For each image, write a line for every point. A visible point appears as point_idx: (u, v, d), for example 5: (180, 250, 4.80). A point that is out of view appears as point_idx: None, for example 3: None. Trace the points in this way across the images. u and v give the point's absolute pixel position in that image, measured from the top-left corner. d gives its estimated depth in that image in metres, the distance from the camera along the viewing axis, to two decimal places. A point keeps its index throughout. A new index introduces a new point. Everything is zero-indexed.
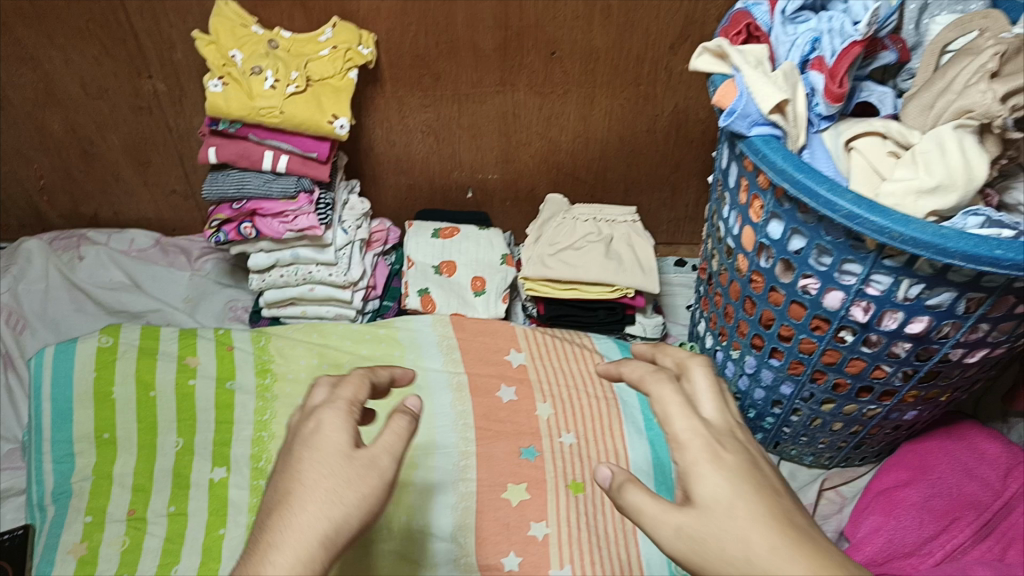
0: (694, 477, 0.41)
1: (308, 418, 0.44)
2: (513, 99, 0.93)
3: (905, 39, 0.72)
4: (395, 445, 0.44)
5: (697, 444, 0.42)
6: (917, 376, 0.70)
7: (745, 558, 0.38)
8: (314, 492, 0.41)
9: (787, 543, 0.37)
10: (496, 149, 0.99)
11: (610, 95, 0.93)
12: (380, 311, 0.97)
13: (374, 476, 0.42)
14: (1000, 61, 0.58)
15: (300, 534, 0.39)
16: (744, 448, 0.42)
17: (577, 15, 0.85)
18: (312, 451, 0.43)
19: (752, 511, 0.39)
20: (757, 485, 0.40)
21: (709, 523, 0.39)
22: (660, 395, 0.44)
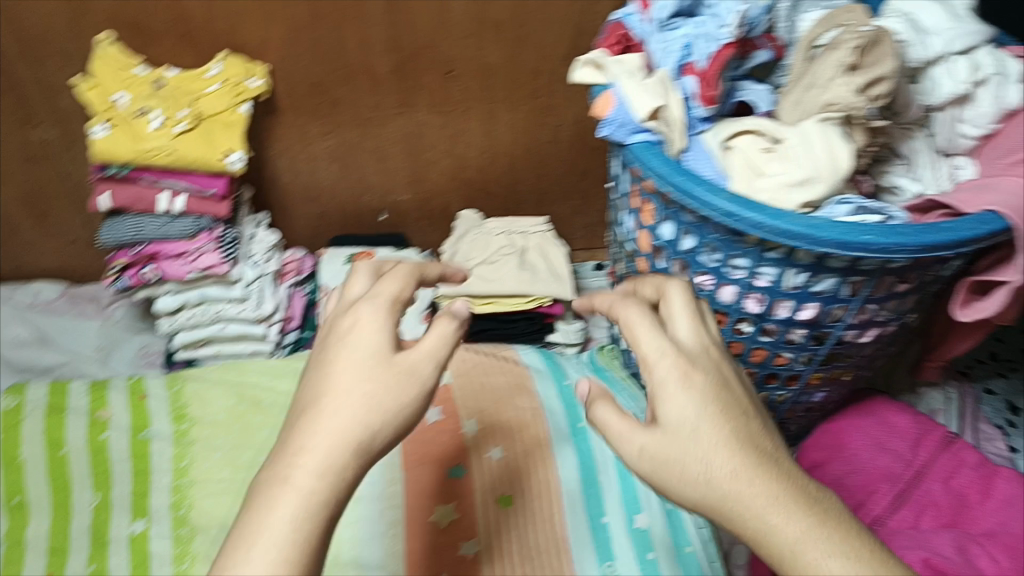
0: (662, 400, 0.46)
1: (349, 314, 0.49)
2: (416, 119, 0.93)
3: (780, 37, 0.74)
4: (434, 349, 0.48)
5: (669, 365, 0.47)
6: (817, 359, 0.73)
7: (707, 479, 0.44)
8: (344, 401, 0.45)
9: (746, 467, 0.44)
10: (404, 170, 0.97)
11: (511, 109, 0.94)
12: (301, 343, 0.95)
13: (414, 383, 0.46)
14: (858, 54, 0.61)
15: (329, 437, 0.44)
16: (715, 368, 0.47)
17: (468, 34, 0.86)
18: (353, 348, 0.47)
19: (718, 436, 0.45)
20: (723, 405, 0.46)
21: (673, 443, 0.45)
22: (629, 318, 0.49)
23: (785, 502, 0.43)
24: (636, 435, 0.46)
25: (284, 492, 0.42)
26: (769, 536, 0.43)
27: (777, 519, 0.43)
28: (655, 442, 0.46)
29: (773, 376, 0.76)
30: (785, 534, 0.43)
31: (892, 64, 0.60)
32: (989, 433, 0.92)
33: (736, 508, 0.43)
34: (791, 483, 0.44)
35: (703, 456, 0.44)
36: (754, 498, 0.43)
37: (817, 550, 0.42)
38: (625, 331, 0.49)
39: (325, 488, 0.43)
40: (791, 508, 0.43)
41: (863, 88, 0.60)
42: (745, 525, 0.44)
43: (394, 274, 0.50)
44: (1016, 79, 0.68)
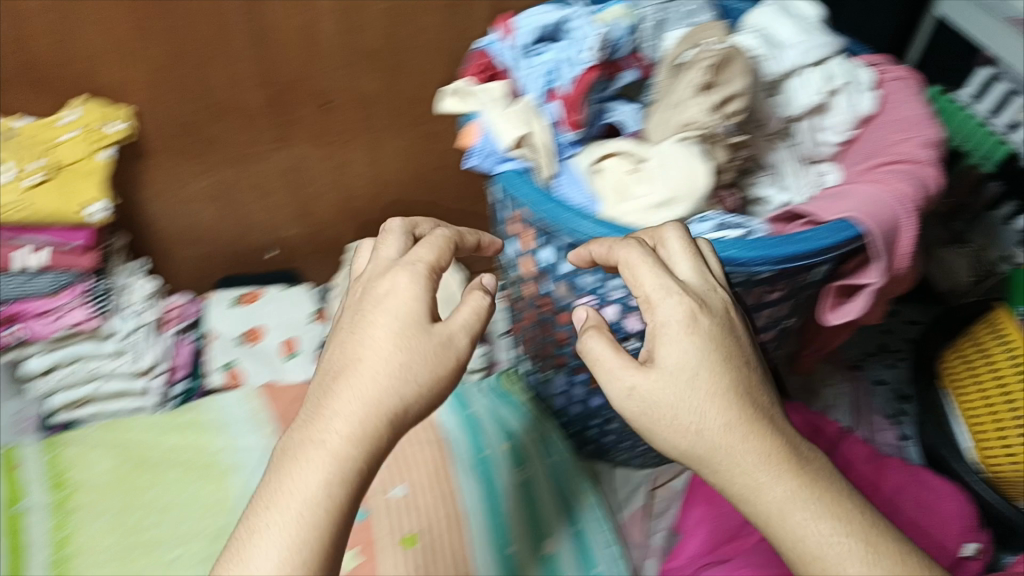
0: (665, 341, 0.48)
1: (384, 280, 0.51)
2: (296, 153, 0.90)
3: (647, 56, 0.75)
4: (469, 322, 0.51)
5: (682, 309, 0.48)
6: None
7: (702, 428, 0.46)
8: (378, 366, 0.47)
9: (740, 421, 0.47)
10: (289, 206, 0.94)
11: (396, 137, 0.92)
12: (189, 393, 0.91)
13: (449, 353, 0.49)
14: (711, 73, 0.62)
15: (361, 405, 0.46)
16: (720, 316, 0.50)
17: (342, 64, 0.84)
18: (388, 313, 0.49)
19: (718, 386, 0.47)
20: (723, 353, 0.48)
21: (673, 385, 0.47)
22: (628, 258, 0.51)
23: (776, 463, 0.47)
24: (628, 373, 0.48)
25: (308, 462, 0.45)
26: (757, 494, 0.46)
27: (766, 478, 0.46)
28: (646, 383, 0.47)
29: None
30: (773, 492, 0.46)
31: (742, 81, 0.61)
32: (880, 425, 0.96)
33: (728, 463, 0.46)
34: (780, 439, 0.47)
35: (698, 408, 0.46)
36: (747, 454, 0.46)
37: (803, 512, 0.46)
38: (626, 273, 0.51)
39: (355, 456, 0.45)
40: (782, 469, 0.46)
41: (717, 105, 0.61)
42: (733, 481, 0.47)
43: (429, 242, 0.52)
44: (869, 86, 0.70)
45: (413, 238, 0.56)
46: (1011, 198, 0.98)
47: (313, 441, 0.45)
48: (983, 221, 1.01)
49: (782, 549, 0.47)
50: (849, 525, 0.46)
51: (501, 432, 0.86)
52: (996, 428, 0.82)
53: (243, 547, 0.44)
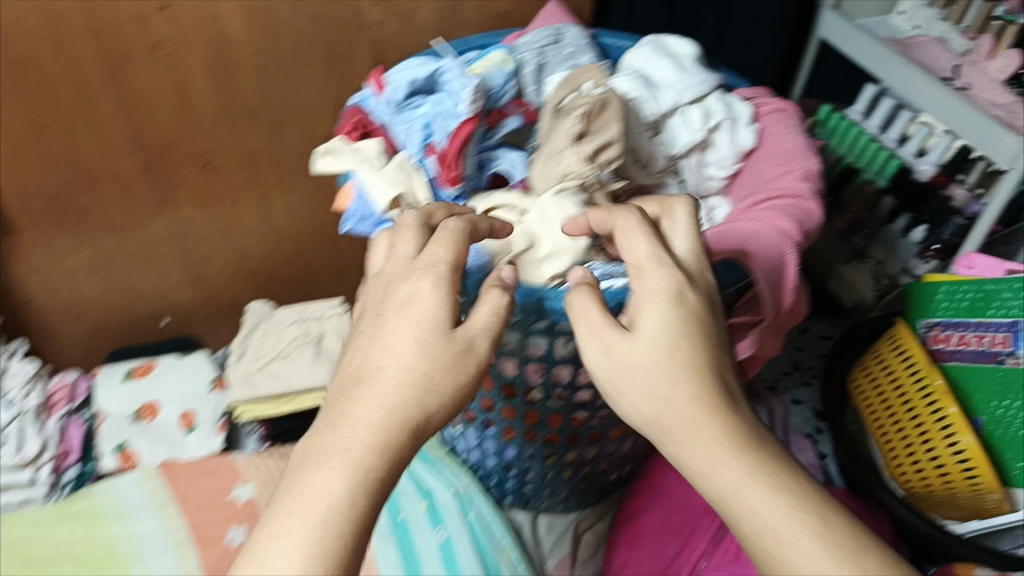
0: (648, 310, 0.45)
1: (404, 284, 0.45)
2: (179, 217, 0.86)
3: (531, 101, 0.75)
4: (490, 324, 0.45)
5: (671, 279, 0.46)
6: (609, 415, 0.73)
7: (669, 400, 0.43)
8: (398, 375, 0.41)
9: (706, 395, 0.43)
10: (179, 270, 0.90)
11: (286, 192, 0.89)
12: (83, 478, 0.86)
13: (471, 362, 0.43)
14: (585, 121, 0.62)
15: (382, 412, 0.40)
16: (707, 293, 0.47)
17: (219, 123, 0.80)
18: (411, 320, 0.43)
19: (694, 357, 0.44)
20: (705, 327, 0.45)
21: (647, 351, 0.44)
22: (626, 225, 0.49)
23: (737, 439, 0.42)
24: (606, 333, 0.45)
25: (317, 471, 0.39)
26: (713, 468, 0.42)
27: (723, 452, 0.42)
28: (625, 345, 0.45)
29: (576, 436, 0.75)
30: (729, 468, 0.42)
31: (615, 126, 0.61)
32: (801, 444, 0.94)
33: (692, 435, 0.43)
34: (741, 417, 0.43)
35: (671, 376, 0.43)
36: (706, 427, 0.42)
37: (759, 489, 0.41)
38: (621, 239, 0.49)
39: (378, 466, 0.39)
40: (740, 446, 0.42)
41: (592, 152, 0.60)
42: (695, 454, 0.42)
43: (446, 239, 0.46)
44: (747, 121, 0.71)
45: (430, 231, 0.49)
46: (906, 210, 1.00)
47: (333, 449, 0.39)
48: (883, 235, 1.03)
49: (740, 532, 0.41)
50: (818, 515, 0.40)
51: (418, 491, 0.85)
52: (903, 444, 0.83)
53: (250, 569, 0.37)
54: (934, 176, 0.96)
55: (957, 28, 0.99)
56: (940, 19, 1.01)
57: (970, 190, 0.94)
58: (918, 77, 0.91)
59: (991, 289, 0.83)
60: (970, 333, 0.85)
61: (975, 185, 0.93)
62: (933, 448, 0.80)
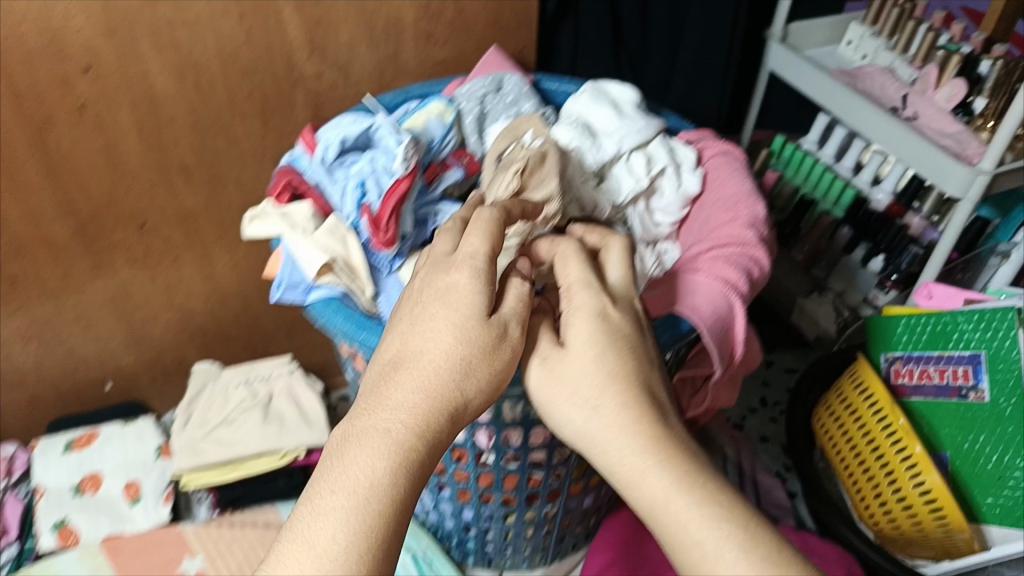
0: (575, 322, 0.47)
1: (441, 274, 0.45)
2: (117, 279, 0.82)
3: (473, 151, 0.74)
4: (519, 310, 0.46)
5: (591, 297, 0.47)
6: (566, 472, 0.70)
7: (595, 407, 0.43)
8: (436, 359, 0.42)
9: (624, 406, 0.43)
10: (119, 333, 0.86)
11: (229, 248, 0.86)
12: (23, 556, 0.81)
13: (506, 348, 0.44)
14: (521, 178, 0.60)
15: (425, 394, 0.41)
16: (634, 312, 0.48)
17: (153, 182, 0.77)
18: (449, 306, 0.44)
19: (621, 366, 0.44)
20: (631, 343, 0.46)
21: (568, 362, 0.46)
22: (563, 252, 0.51)
23: (661, 451, 0.42)
24: (542, 348, 0.47)
25: (361, 445, 0.39)
26: (642, 479, 0.42)
27: (649, 465, 0.42)
28: (556, 355, 0.47)
29: (532, 495, 0.72)
30: (655, 476, 0.41)
31: (554, 181, 0.59)
32: (770, 484, 0.92)
33: (618, 438, 0.43)
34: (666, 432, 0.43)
35: (598, 383, 0.44)
36: (629, 439, 0.42)
37: (683, 502, 0.41)
38: (558, 266, 0.50)
39: (418, 446, 0.40)
40: (661, 460, 0.42)
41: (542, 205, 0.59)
42: (621, 464, 0.42)
43: (481, 228, 0.46)
44: (691, 166, 0.71)
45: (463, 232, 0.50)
46: (863, 240, 1.00)
47: (371, 429, 0.40)
48: (842, 265, 1.02)
49: (669, 546, 0.41)
50: (740, 526, 0.40)
51: None
52: (869, 482, 0.82)
53: (295, 540, 0.37)
54: (889, 205, 0.97)
55: (905, 57, 1.00)
56: (888, 48, 1.01)
57: (925, 218, 0.96)
58: (866, 109, 0.91)
59: (947, 323, 0.82)
60: (932, 367, 0.84)
61: (931, 213, 0.95)
62: (901, 487, 0.78)
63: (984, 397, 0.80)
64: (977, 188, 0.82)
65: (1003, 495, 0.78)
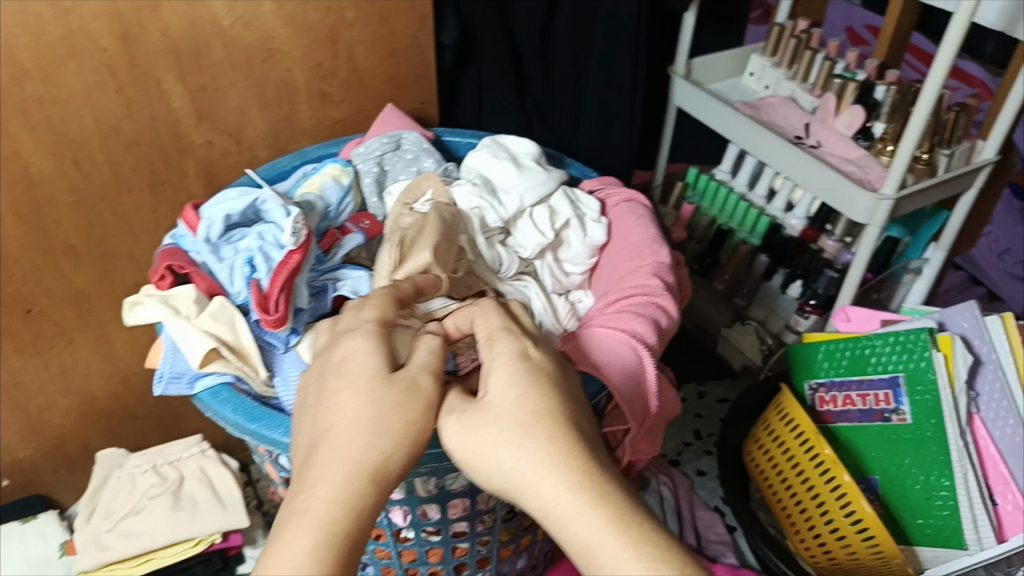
0: (493, 372, 0.44)
1: (337, 346, 0.44)
2: (5, 369, 0.76)
3: (374, 214, 0.72)
4: (429, 363, 0.44)
5: (508, 346, 0.45)
6: (493, 539, 0.66)
7: (519, 448, 0.41)
8: (348, 426, 0.40)
9: (553, 442, 0.40)
10: (12, 426, 0.80)
11: (127, 327, 0.82)
12: None
13: (418, 397, 0.42)
14: (399, 250, 0.61)
15: (342, 463, 0.39)
16: (555, 353, 0.47)
17: (36, 265, 0.73)
18: (348, 377, 0.42)
19: (544, 404, 0.42)
20: (553, 380, 0.44)
21: (487, 411, 0.43)
22: (483, 307, 0.50)
23: (596, 485, 0.39)
24: (456, 407, 0.44)
25: (288, 521, 0.37)
26: (577, 519, 0.39)
27: (588, 497, 0.39)
28: (471, 413, 0.43)
29: (460, 566, 0.68)
30: (590, 514, 0.39)
31: (425, 251, 0.57)
32: (709, 520, 0.91)
33: (549, 476, 0.40)
34: (600, 466, 0.41)
35: (521, 423, 0.41)
36: (559, 477, 0.40)
37: (626, 536, 0.38)
38: (476, 319, 0.50)
39: (343, 518, 0.37)
40: (598, 494, 0.39)
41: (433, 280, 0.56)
42: (555, 502, 0.39)
43: (371, 301, 0.46)
44: (595, 215, 0.70)
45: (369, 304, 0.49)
46: (780, 267, 1.01)
47: (295, 511, 0.38)
48: (761, 294, 1.03)
49: None
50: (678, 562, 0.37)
51: None
52: (802, 513, 0.82)
53: None
54: (803, 230, 0.99)
55: (804, 86, 1.02)
56: (788, 78, 1.03)
57: (839, 240, 0.97)
58: (768, 139, 0.93)
59: (865, 348, 0.83)
60: (855, 393, 0.85)
61: (843, 235, 0.96)
62: (832, 517, 0.78)
63: (906, 419, 0.80)
64: (882, 213, 0.83)
65: (932, 516, 0.77)
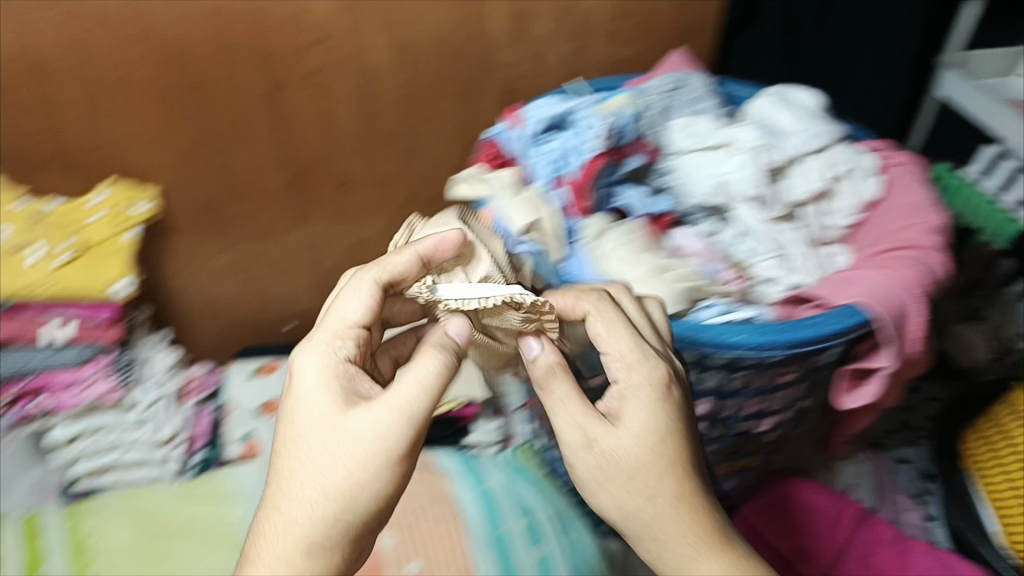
0: (632, 405, 0.49)
1: (292, 369, 0.51)
2: (314, 230, 0.93)
3: (652, 141, 0.78)
4: (400, 398, 0.48)
5: (654, 378, 0.50)
6: (721, 449, 0.75)
7: (650, 496, 0.48)
8: (298, 489, 0.47)
9: (680, 495, 0.49)
10: (307, 277, 0.98)
11: (412, 214, 0.96)
12: (207, 464, 0.93)
13: (377, 447, 0.47)
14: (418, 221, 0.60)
15: (292, 527, 0.47)
16: (683, 404, 0.51)
17: (360, 145, 0.87)
18: (310, 425, 0.48)
19: (673, 456, 0.49)
20: (684, 434, 0.50)
21: (617, 442, 0.49)
22: (603, 310, 0.52)
23: (711, 544, 0.49)
24: (588, 424, 0.49)
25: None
26: (693, 563, 0.49)
27: (705, 552, 0.49)
28: (606, 439, 0.49)
29: None
30: (707, 565, 0.48)
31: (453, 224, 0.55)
32: (904, 504, 0.93)
33: (677, 527, 0.48)
34: (704, 530, 0.49)
35: (656, 472, 0.48)
36: (684, 529, 0.48)
37: None
38: (598, 325, 0.52)
39: None
40: (706, 551, 0.49)
41: (462, 256, 0.55)
42: (675, 548, 0.49)
43: (346, 299, 0.51)
44: (873, 171, 0.72)
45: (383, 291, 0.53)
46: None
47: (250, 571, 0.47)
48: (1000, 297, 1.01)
49: None
50: None
51: (517, 508, 0.85)
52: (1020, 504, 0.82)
53: None
54: None
55: None
56: None
57: None
58: None
59: None
60: None
61: None
62: None
63: None
64: None
65: None
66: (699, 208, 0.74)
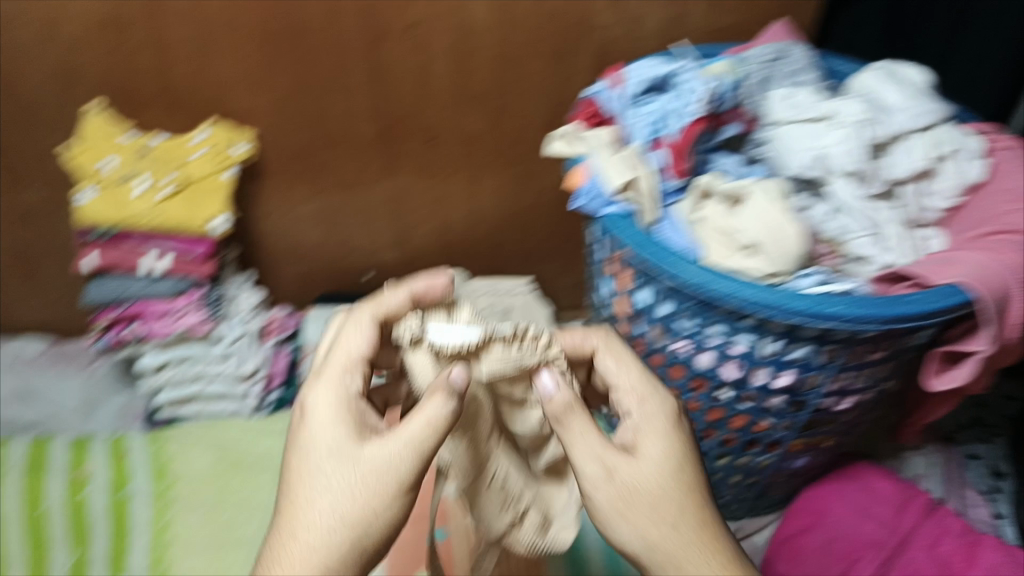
0: (647, 438, 0.53)
1: (305, 400, 0.54)
2: (398, 182, 0.95)
3: (748, 111, 0.77)
4: (413, 432, 0.50)
5: (666, 413, 0.55)
6: (797, 425, 0.74)
7: (671, 523, 0.51)
8: (311, 515, 0.50)
9: (699, 525, 0.52)
10: (388, 230, 1.00)
11: (496, 174, 0.97)
12: (282, 402, 0.97)
13: (389, 478, 0.50)
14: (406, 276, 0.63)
15: (306, 553, 0.49)
16: (690, 440, 0.55)
17: (451, 100, 0.88)
18: (325, 455, 0.51)
19: (689, 484, 0.53)
20: (696, 466, 0.54)
21: (638, 471, 0.52)
22: (616, 348, 0.59)
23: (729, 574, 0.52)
24: (609, 454, 0.52)
25: None
26: None
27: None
28: (626, 468, 0.52)
29: (754, 442, 0.77)
30: None
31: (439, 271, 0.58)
32: (974, 500, 0.91)
33: (698, 557, 0.52)
34: (722, 560, 0.52)
35: (676, 501, 0.52)
36: (703, 562, 0.51)
37: None
38: (615, 364, 0.58)
39: None
40: None
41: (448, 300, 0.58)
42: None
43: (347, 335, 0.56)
44: (978, 153, 0.71)
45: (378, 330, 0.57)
46: None
47: None
48: None
49: None
50: None
51: None
52: None
53: None
54: None
55: None
56: None
57: None
58: None
59: None
60: None
61: None
62: None
63: None
64: None
65: None
66: (795, 181, 0.73)
